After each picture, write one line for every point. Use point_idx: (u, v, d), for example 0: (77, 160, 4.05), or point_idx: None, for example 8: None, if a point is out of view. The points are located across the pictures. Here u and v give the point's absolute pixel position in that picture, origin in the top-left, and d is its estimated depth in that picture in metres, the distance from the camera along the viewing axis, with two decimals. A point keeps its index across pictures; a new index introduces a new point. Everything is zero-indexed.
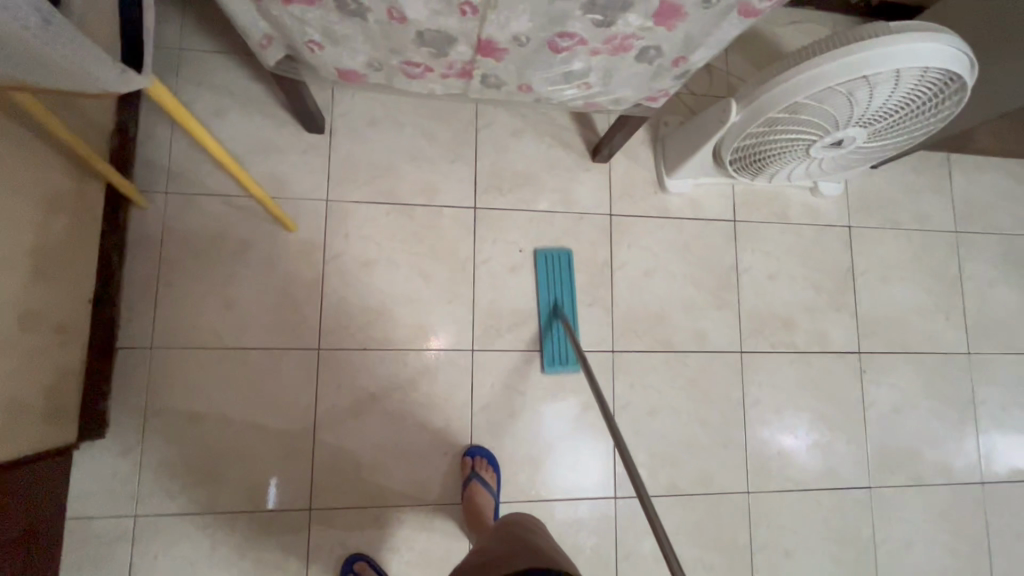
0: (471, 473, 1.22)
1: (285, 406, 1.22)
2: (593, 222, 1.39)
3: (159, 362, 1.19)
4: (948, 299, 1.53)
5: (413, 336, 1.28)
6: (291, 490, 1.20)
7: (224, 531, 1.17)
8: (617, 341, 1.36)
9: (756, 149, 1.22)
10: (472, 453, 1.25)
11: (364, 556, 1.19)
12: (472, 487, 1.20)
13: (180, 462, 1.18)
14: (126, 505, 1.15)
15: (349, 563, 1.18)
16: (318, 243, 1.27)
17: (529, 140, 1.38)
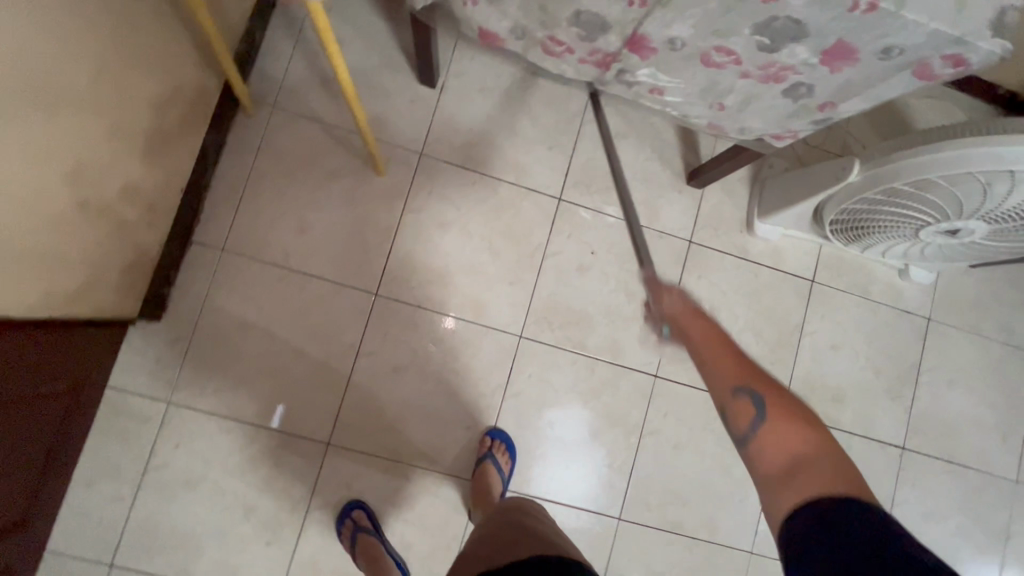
0: (486, 452, 1.22)
1: (330, 339, 1.23)
2: (670, 244, 1.36)
3: (225, 265, 1.21)
4: (1011, 421, 1.45)
5: (467, 307, 1.27)
6: (315, 421, 1.22)
7: (243, 441, 1.19)
8: (662, 367, 1.33)
9: (862, 216, 1.17)
10: (493, 435, 1.25)
11: (364, 505, 1.20)
12: (484, 465, 1.20)
13: (220, 364, 1.20)
14: (162, 390, 1.18)
15: (348, 511, 1.19)
16: (402, 192, 1.27)
17: (630, 146, 1.36)
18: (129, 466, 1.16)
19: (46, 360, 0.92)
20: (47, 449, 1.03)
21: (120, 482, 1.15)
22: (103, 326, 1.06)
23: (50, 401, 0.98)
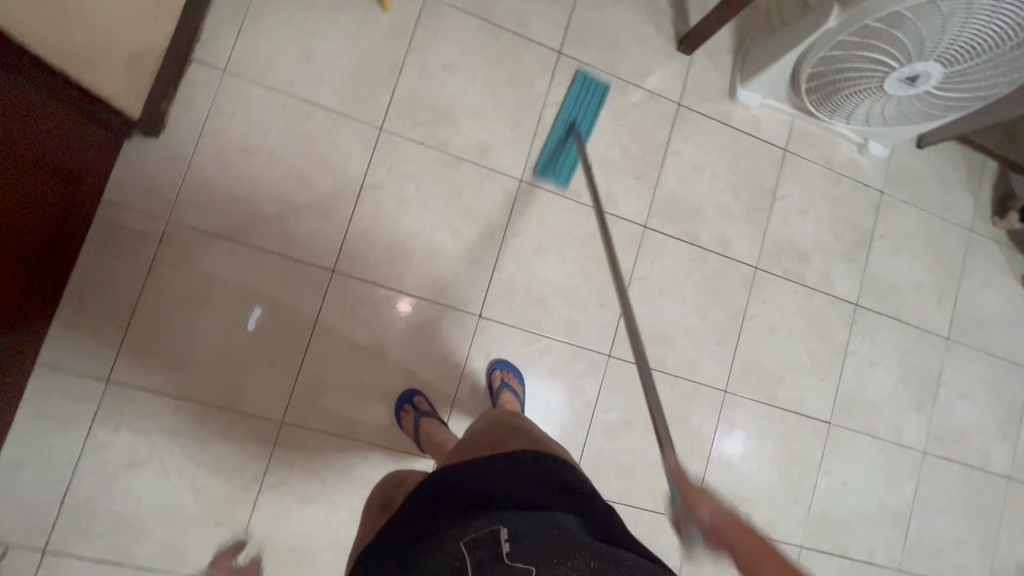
0: (501, 383, 1.27)
1: (334, 169, 1.24)
2: (661, 105, 1.44)
3: (228, 87, 1.20)
4: (946, 285, 1.64)
5: (470, 149, 1.32)
6: (320, 248, 1.24)
7: (247, 264, 1.20)
8: (651, 219, 1.42)
9: (834, 69, 1.29)
10: (500, 367, 1.30)
11: (422, 394, 1.25)
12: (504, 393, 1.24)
13: (222, 187, 1.19)
14: (162, 207, 1.16)
15: (408, 395, 1.25)
16: (407, 31, 1.29)
17: (625, 9, 1.42)
18: (125, 282, 1.14)
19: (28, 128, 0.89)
20: (35, 236, 0.99)
21: (118, 295, 1.14)
22: (93, 115, 1.02)
23: (33, 173, 0.94)
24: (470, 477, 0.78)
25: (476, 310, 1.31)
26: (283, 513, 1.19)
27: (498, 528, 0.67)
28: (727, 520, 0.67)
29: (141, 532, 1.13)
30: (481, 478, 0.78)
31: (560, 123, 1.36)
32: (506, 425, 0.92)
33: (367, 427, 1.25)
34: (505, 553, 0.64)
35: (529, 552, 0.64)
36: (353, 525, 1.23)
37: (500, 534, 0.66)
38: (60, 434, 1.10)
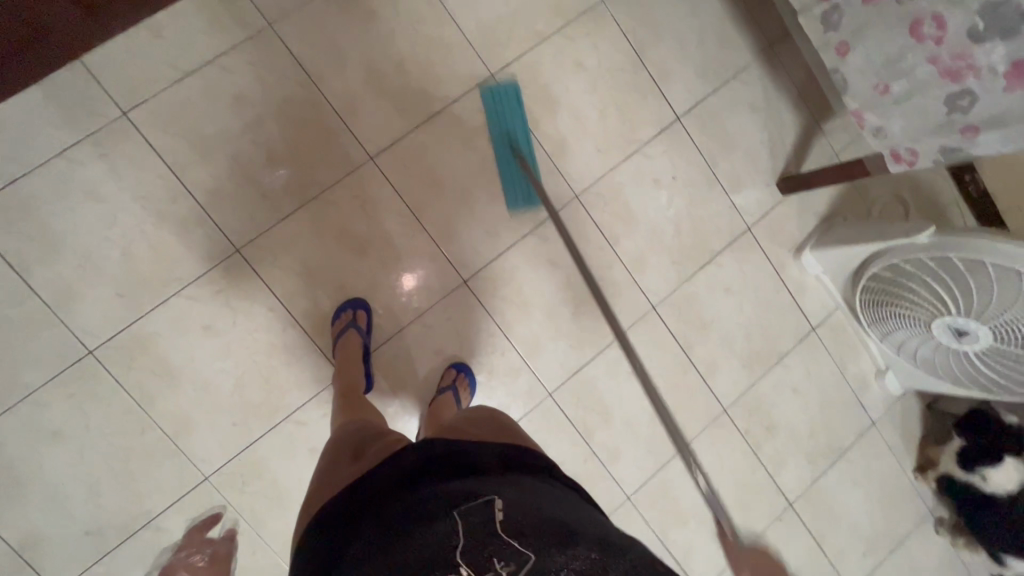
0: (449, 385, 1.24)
1: (432, 80, 1.27)
2: (731, 219, 1.45)
3: None
4: (878, 545, 1.57)
5: (552, 143, 1.33)
6: (375, 133, 1.24)
7: (306, 104, 1.21)
8: (661, 304, 1.41)
9: (898, 282, 1.27)
10: (456, 369, 1.27)
11: (367, 306, 1.23)
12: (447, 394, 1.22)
13: (332, 29, 1.22)
14: (273, 12, 1.19)
15: (355, 303, 1.23)
16: (567, 17, 1.33)
17: (753, 122, 1.45)
18: (197, 48, 1.16)
19: None
20: None
21: (185, 54, 1.15)
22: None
23: None
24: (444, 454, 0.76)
25: (464, 275, 1.30)
26: (180, 328, 1.16)
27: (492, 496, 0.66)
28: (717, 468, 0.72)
29: (52, 258, 1.11)
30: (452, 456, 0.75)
31: (503, 153, 1.28)
32: (491, 419, 0.92)
33: (304, 304, 1.22)
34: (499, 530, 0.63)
35: (522, 526, 0.63)
36: (231, 381, 1.18)
37: (494, 504, 0.65)
38: (50, 128, 1.10)
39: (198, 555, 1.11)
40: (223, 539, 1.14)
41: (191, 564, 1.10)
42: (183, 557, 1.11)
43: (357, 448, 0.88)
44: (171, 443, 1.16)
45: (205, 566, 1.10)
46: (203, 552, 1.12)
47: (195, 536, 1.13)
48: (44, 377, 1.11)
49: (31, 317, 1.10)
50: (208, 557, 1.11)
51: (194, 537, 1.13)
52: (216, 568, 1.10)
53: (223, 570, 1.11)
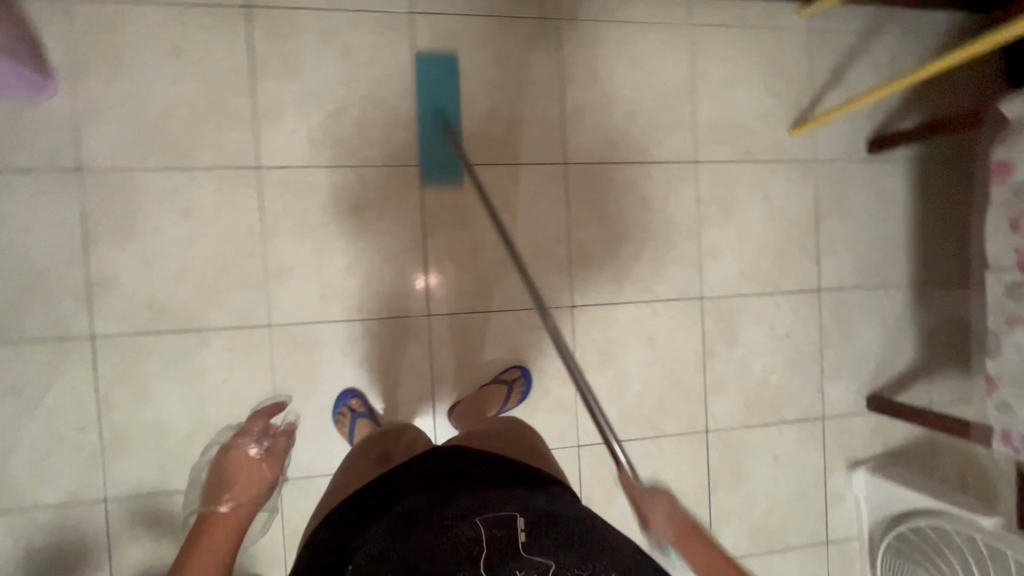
0: (504, 378, 1.30)
1: (648, 136, 1.38)
2: (813, 401, 1.48)
3: (678, 31, 1.38)
4: None
5: (708, 243, 1.41)
6: (580, 147, 1.35)
7: (543, 92, 1.33)
8: (713, 432, 1.42)
9: (935, 546, 1.32)
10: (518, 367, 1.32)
11: (351, 398, 1.24)
12: (498, 388, 1.27)
13: (599, 50, 1.35)
14: (565, 11, 1.33)
15: (342, 399, 1.24)
16: (779, 156, 1.44)
17: (877, 333, 1.51)
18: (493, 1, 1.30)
19: None
20: None
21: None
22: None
23: None
24: (467, 471, 0.81)
25: (573, 300, 1.35)
26: (333, 195, 1.24)
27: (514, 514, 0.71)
28: (678, 530, 0.76)
29: (283, 80, 1.21)
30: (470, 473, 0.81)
31: None
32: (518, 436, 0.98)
33: (438, 238, 1.29)
34: (519, 543, 0.67)
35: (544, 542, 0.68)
36: (342, 262, 1.25)
37: (514, 520, 0.69)
38: None
39: (257, 444, 0.89)
40: (286, 432, 0.93)
41: (240, 454, 0.87)
42: (238, 442, 0.88)
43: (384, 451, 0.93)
44: (263, 279, 1.21)
45: (259, 461, 0.87)
46: (262, 442, 0.89)
47: (259, 420, 0.92)
48: (209, 163, 1.19)
49: (235, 112, 1.20)
50: (266, 450, 0.88)
51: (257, 422, 0.93)
52: (270, 465, 0.88)
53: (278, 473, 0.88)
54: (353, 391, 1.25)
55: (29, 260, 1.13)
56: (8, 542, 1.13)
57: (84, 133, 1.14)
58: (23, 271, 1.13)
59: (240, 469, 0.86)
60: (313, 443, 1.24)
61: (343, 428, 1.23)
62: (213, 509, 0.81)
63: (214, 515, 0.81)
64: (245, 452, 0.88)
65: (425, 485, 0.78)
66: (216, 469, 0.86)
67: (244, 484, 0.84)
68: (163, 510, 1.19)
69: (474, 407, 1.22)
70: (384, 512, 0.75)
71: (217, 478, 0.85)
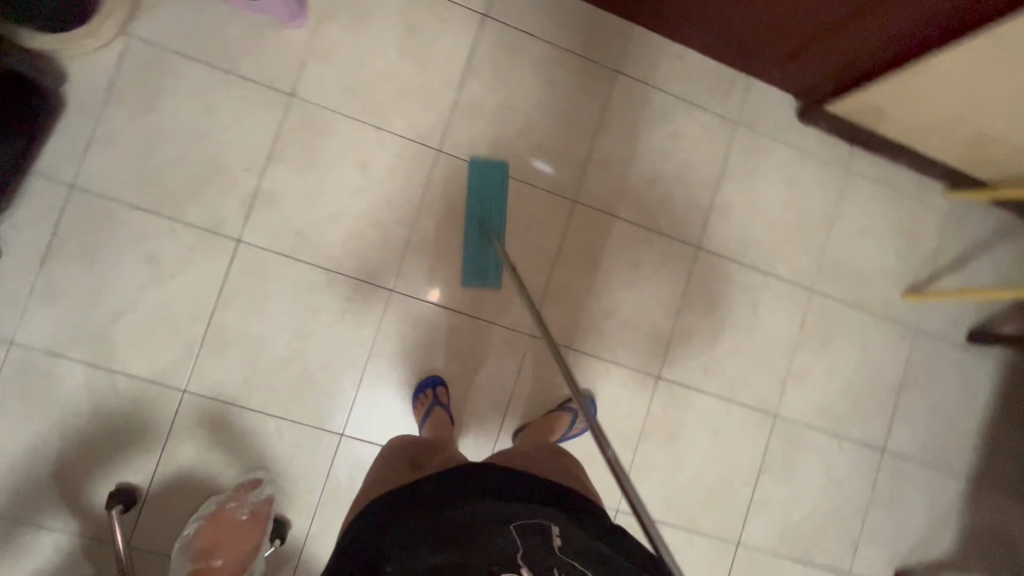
0: (567, 407, 1.32)
1: (777, 251, 1.45)
2: (844, 553, 1.48)
3: (836, 171, 1.48)
4: None
5: (798, 367, 1.46)
6: (715, 238, 1.42)
7: (702, 179, 1.42)
8: (743, 547, 1.42)
9: None
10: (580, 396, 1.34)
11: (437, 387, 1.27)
12: (562, 416, 1.30)
13: (762, 162, 1.45)
14: (746, 118, 1.44)
15: (427, 386, 1.27)
16: (886, 313, 1.51)
17: (923, 511, 1.52)
18: (688, 86, 1.41)
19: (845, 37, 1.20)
20: (748, 31, 1.29)
21: (679, 82, 1.41)
22: (836, 76, 1.32)
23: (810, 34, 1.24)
24: (499, 477, 0.82)
25: (660, 372, 1.40)
26: (491, 198, 1.32)
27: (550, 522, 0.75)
28: None
29: (488, 85, 1.32)
30: (505, 478, 0.82)
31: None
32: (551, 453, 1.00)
33: (564, 272, 1.36)
34: (554, 549, 0.72)
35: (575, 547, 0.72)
36: (474, 258, 1.32)
37: (549, 528, 0.74)
38: (574, 31, 1.36)
39: (244, 508, 1.17)
40: (266, 501, 1.20)
41: (229, 513, 1.16)
42: (224, 502, 1.17)
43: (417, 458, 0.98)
44: (402, 247, 1.29)
45: (246, 522, 1.16)
46: (246, 508, 1.17)
47: (244, 491, 1.18)
48: (400, 130, 1.29)
49: (439, 97, 1.30)
50: (250, 512, 1.17)
51: (244, 488, 1.19)
52: (251, 530, 1.16)
53: (259, 530, 1.17)
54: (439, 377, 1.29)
55: (215, 154, 1.22)
56: (87, 393, 1.17)
57: (307, 65, 1.25)
58: (206, 161, 1.21)
59: (228, 522, 1.16)
60: (383, 411, 1.28)
61: (419, 411, 1.24)
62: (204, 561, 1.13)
63: (206, 503, 1.17)
64: (235, 517, 1.16)
65: (464, 487, 0.81)
66: (206, 531, 1.15)
67: (231, 544, 1.15)
68: (230, 419, 1.22)
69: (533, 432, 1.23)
70: (425, 511, 0.79)
71: (214, 530, 1.15)
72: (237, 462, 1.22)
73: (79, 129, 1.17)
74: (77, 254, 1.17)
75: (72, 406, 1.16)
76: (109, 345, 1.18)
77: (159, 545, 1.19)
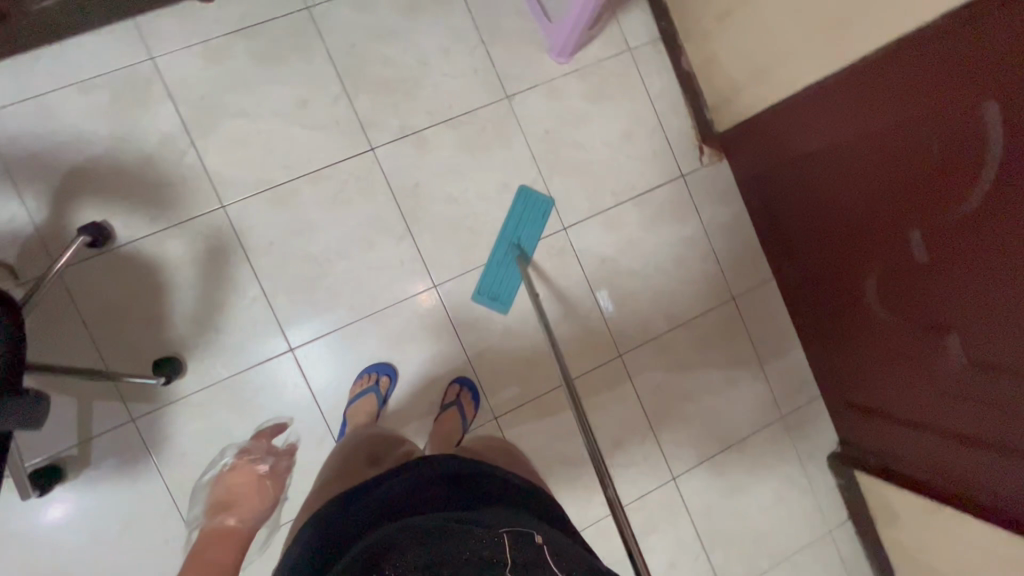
0: (454, 399, 1.25)
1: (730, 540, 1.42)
2: None
3: (824, 523, 1.47)
4: None
5: None
6: (694, 483, 1.41)
7: (723, 430, 1.43)
8: None
9: None
10: (461, 383, 1.28)
11: (383, 374, 1.25)
12: (451, 410, 1.23)
13: (777, 463, 1.45)
14: (792, 420, 1.47)
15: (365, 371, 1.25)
16: None
17: None
18: (772, 357, 1.47)
19: (914, 443, 1.23)
20: (849, 366, 1.34)
21: (769, 348, 1.46)
22: (884, 459, 1.35)
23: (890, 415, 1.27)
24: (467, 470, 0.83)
25: None
26: (566, 293, 1.36)
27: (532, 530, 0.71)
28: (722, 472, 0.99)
29: (639, 220, 1.40)
30: (453, 476, 0.81)
31: None
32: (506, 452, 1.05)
33: (563, 396, 1.36)
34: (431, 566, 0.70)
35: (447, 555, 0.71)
36: (513, 322, 1.33)
37: (531, 539, 0.71)
38: (730, 244, 1.45)
39: (262, 461, 0.96)
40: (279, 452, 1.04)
41: (252, 469, 0.95)
42: (244, 462, 0.96)
43: (376, 459, 0.97)
44: (474, 263, 1.32)
45: (262, 477, 0.93)
46: (269, 459, 0.97)
47: (260, 447, 1.02)
48: (552, 188, 1.36)
49: (600, 194, 1.38)
50: (269, 467, 0.95)
51: (259, 442, 1.03)
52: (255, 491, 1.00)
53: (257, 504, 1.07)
54: (395, 367, 1.27)
55: (420, 81, 1.30)
56: (159, 142, 1.19)
57: (537, 89, 1.35)
58: (409, 79, 1.29)
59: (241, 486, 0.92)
60: (337, 362, 1.25)
61: (357, 388, 1.23)
62: (217, 523, 0.84)
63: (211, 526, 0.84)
64: (250, 471, 0.94)
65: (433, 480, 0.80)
66: (218, 493, 0.91)
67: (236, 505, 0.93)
68: (230, 257, 1.21)
69: (444, 436, 1.17)
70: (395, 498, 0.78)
71: (222, 498, 0.90)
72: (200, 291, 1.19)
73: None
74: (258, 47, 1.22)
75: (139, 140, 1.18)
76: (210, 126, 1.21)
77: (79, 294, 1.15)
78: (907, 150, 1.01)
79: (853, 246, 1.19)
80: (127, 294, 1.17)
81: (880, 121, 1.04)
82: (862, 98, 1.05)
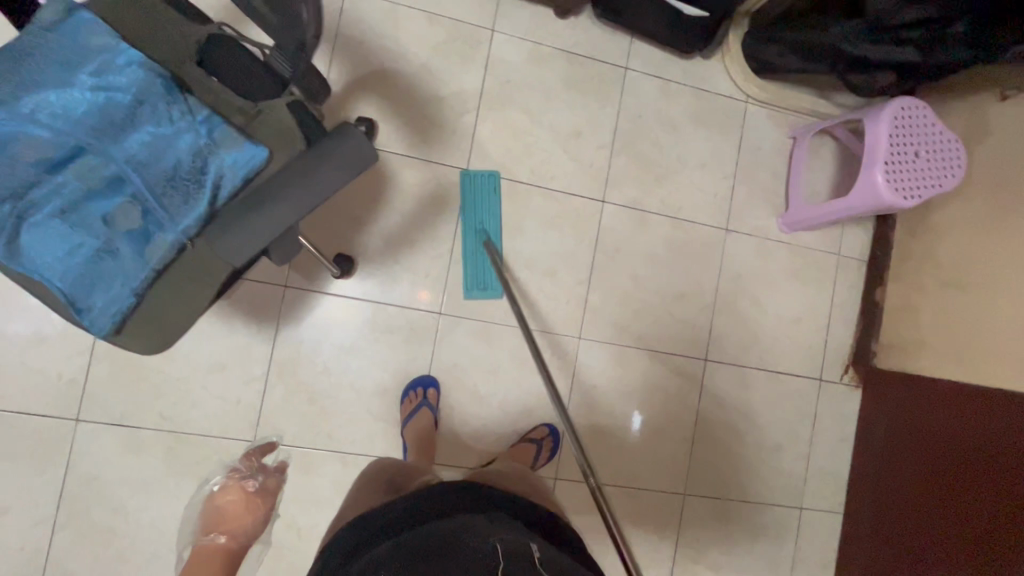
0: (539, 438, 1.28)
1: None
2: None
3: None
4: None
5: None
6: None
7: None
8: None
9: None
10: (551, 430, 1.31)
11: (430, 387, 1.27)
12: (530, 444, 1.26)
13: None
14: None
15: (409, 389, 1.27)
16: None
17: None
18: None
19: None
20: None
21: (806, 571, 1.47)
22: None
23: None
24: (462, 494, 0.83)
25: None
26: (674, 412, 1.41)
27: (528, 541, 0.73)
28: None
29: (766, 392, 1.46)
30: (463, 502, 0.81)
31: None
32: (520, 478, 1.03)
33: (617, 497, 1.38)
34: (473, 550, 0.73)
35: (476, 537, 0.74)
36: (620, 406, 1.38)
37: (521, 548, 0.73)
38: (826, 460, 1.50)
39: (251, 479, 1.05)
40: (277, 471, 1.09)
41: (242, 488, 1.03)
42: (234, 480, 1.04)
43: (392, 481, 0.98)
44: (621, 339, 1.38)
45: (252, 493, 1.02)
46: (257, 479, 1.05)
47: (253, 459, 1.09)
48: (716, 321, 1.44)
49: (750, 351, 1.46)
50: (257, 488, 1.04)
51: (249, 460, 1.09)
52: (261, 502, 1.03)
53: (263, 506, 1.02)
54: (439, 379, 1.29)
55: (671, 173, 1.42)
56: (457, 91, 1.31)
57: (753, 238, 1.46)
58: (665, 167, 1.42)
59: (232, 506, 1.01)
60: (467, 345, 1.31)
61: (405, 407, 1.24)
62: (209, 541, 0.96)
63: (205, 546, 0.96)
64: (242, 487, 1.03)
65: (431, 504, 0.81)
66: (209, 512, 1.00)
67: (238, 520, 0.99)
68: (447, 209, 1.30)
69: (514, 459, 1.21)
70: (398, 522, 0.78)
71: (213, 515, 1.00)
72: (407, 221, 1.28)
73: (671, 71, 1.42)
74: (573, 72, 1.37)
75: (443, 80, 1.30)
76: (499, 104, 1.33)
77: None
78: (1017, 477, 1.15)
79: (961, 546, 1.24)
80: (352, 187, 1.26)
81: (998, 435, 1.19)
82: (994, 411, 1.21)
